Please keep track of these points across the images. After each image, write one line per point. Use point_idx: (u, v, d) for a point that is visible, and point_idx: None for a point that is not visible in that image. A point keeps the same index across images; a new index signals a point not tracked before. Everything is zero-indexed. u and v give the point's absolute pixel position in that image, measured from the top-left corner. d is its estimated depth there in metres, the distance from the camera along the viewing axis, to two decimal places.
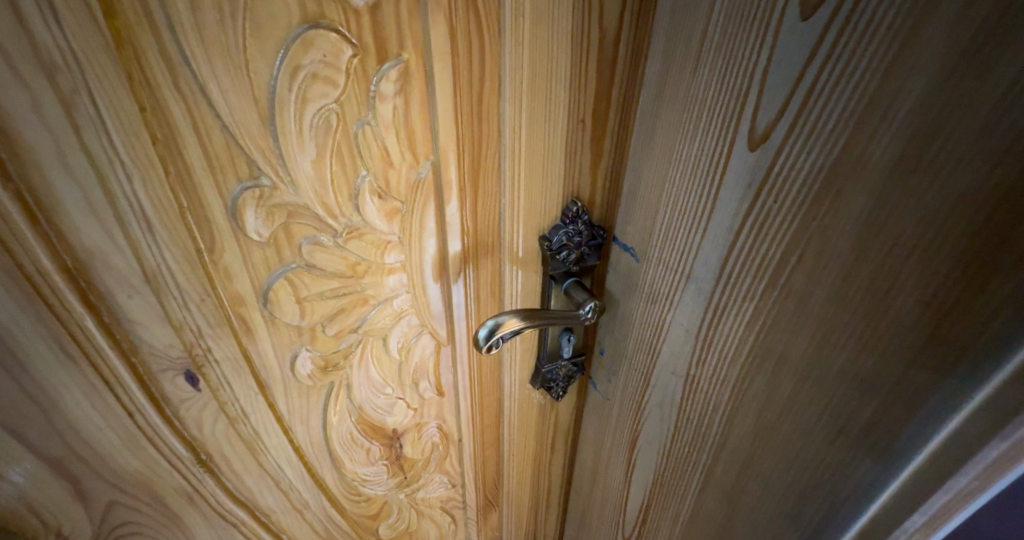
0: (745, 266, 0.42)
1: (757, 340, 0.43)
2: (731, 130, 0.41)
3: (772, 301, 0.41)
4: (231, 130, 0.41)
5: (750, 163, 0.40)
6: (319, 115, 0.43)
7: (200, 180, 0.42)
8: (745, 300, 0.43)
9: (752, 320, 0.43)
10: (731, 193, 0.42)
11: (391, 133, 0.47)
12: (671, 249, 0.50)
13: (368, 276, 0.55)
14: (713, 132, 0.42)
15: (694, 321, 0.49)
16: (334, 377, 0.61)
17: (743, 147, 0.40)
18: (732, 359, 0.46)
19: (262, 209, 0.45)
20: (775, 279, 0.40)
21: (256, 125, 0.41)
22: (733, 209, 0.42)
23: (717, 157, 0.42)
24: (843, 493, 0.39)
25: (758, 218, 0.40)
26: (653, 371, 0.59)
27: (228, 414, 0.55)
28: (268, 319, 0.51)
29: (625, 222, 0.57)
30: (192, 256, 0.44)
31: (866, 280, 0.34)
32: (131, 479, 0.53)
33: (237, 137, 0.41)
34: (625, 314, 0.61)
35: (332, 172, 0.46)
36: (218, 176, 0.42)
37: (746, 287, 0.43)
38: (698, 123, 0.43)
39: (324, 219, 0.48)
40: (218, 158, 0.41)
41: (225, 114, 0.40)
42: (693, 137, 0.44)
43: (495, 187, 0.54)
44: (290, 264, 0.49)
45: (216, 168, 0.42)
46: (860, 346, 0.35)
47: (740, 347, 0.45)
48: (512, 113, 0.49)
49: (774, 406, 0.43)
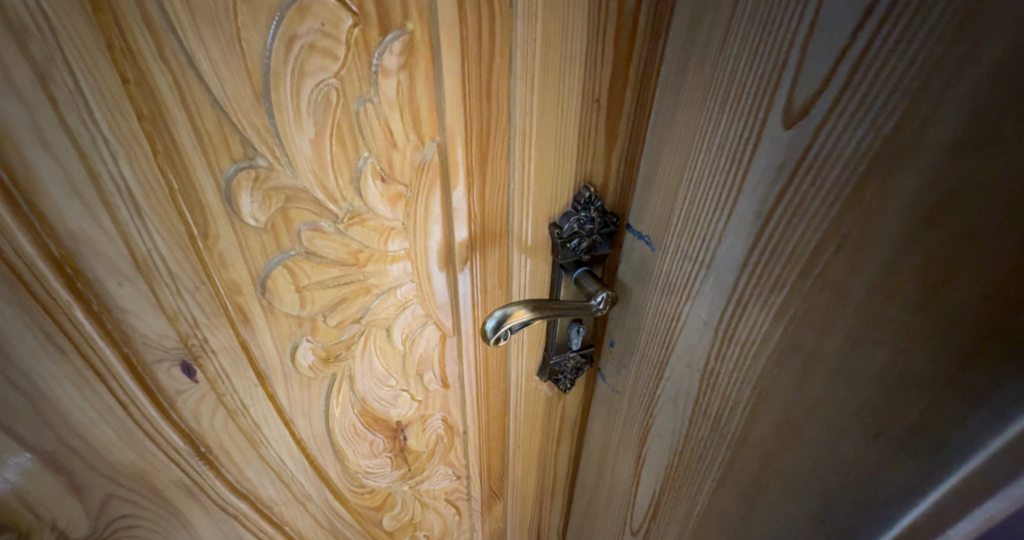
0: (773, 255, 0.40)
1: (784, 335, 0.40)
2: (761, 107, 0.38)
3: (804, 292, 0.38)
4: (223, 106, 0.38)
5: (782, 143, 0.37)
6: (318, 91, 0.41)
7: (192, 161, 0.39)
8: (773, 291, 0.40)
9: (780, 313, 0.40)
10: (759, 177, 0.39)
11: (395, 111, 0.44)
12: (689, 238, 0.47)
13: (371, 264, 0.53)
14: (741, 111, 0.39)
15: (714, 314, 0.47)
16: (336, 369, 0.59)
17: (775, 126, 0.38)
18: (756, 353, 0.43)
19: (258, 192, 0.42)
20: (809, 269, 0.37)
21: (251, 102, 0.39)
22: (761, 193, 0.39)
23: (745, 137, 0.40)
24: (880, 497, 0.36)
25: (790, 203, 0.38)
26: (666, 364, 0.57)
27: (227, 406, 0.54)
28: (266, 309, 0.49)
29: (639, 208, 0.54)
30: (185, 242, 0.42)
31: (913, 270, 0.32)
32: (127, 472, 0.51)
33: (230, 114, 0.39)
34: (638, 305, 0.58)
35: (332, 153, 0.44)
36: (211, 156, 0.40)
37: (773, 276, 0.40)
38: (723, 102, 0.41)
39: (324, 204, 0.46)
40: (210, 136, 0.39)
41: (217, 89, 0.38)
42: (717, 118, 0.41)
43: (503, 171, 0.51)
44: (289, 251, 0.47)
45: (207, 147, 0.39)
46: (906, 342, 0.33)
47: (766, 342, 0.42)
48: (522, 92, 0.46)
49: (802, 405, 0.40)
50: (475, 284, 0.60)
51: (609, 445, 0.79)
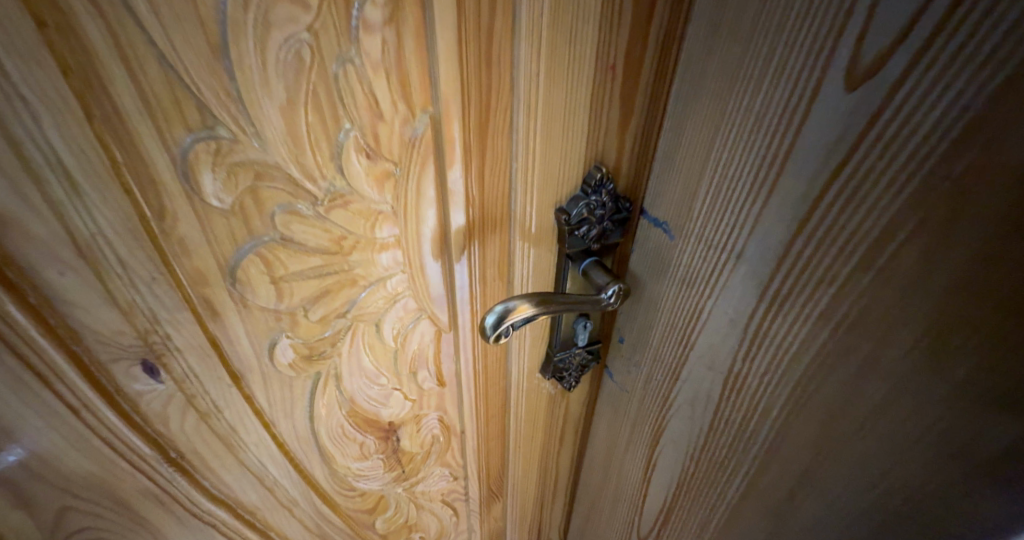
0: (823, 244, 0.34)
1: (833, 337, 0.35)
2: (807, 69, 0.32)
3: (861, 288, 0.33)
4: (172, 64, 0.33)
5: (840, 111, 0.31)
6: (288, 48, 0.35)
7: (138, 129, 0.34)
8: (820, 286, 0.35)
9: (828, 312, 0.35)
10: (807, 153, 0.33)
11: (381, 76, 0.39)
12: (716, 226, 0.41)
13: (356, 253, 0.47)
14: (787, 75, 0.33)
15: (743, 311, 0.41)
16: (320, 367, 0.53)
17: (831, 91, 0.31)
18: (796, 356, 0.38)
19: (221, 169, 0.37)
20: (866, 260, 0.32)
21: (207, 59, 0.33)
22: (808, 173, 0.34)
23: (789, 107, 0.34)
24: (956, 526, 0.31)
25: (850, 184, 0.32)
26: (682, 365, 0.51)
27: (198, 408, 0.48)
28: (238, 302, 0.44)
29: (656, 194, 0.48)
30: (136, 224, 0.36)
31: (1016, 264, 0.26)
32: (85, 482, 0.46)
33: (182, 74, 0.33)
34: (652, 299, 0.53)
35: (308, 123, 0.38)
36: (161, 124, 0.34)
37: (820, 269, 0.35)
38: (765, 65, 0.34)
39: (301, 183, 0.40)
40: (159, 100, 0.33)
41: (164, 44, 0.32)
42: (758, 86, 0.35)
43: (506, 148, 0.46)
44: (263, 237, 0.41)
45: (157, 114, 0.34)
46: (1000, 349, 0.28)
47: (808, 344, 0.37)
48: (526, 56, 0.41)
49: (852, 417, 0.35)
50: (472, 273, 0.54)
51: (616, 450, 0.73)
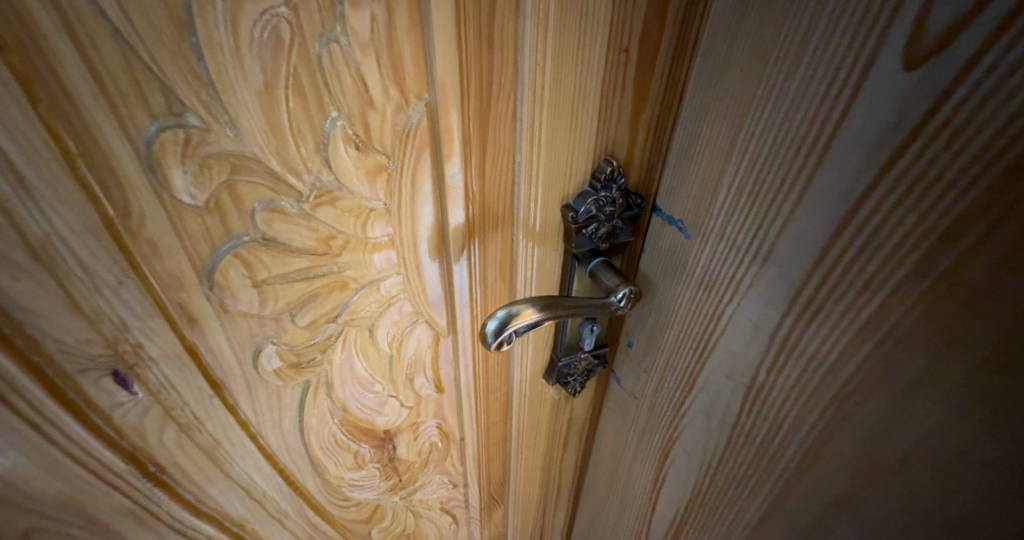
0: (867, 247, 0.30)
1: (878, 351, 0.31)
2: (854, 48, 0.29)
3: (916, 296, 0.29)
4: (131, 43, 0.29)
5: (896, 96, 0.27)
6: (264, 25, 0.31)
7: (95, 116, 0.30)
8: (862, 293, 0.31)
9: (873, 322, 0.31)
10: (851, 143, 0.30)
11: (371, 58, 0.35)
12: (741, 224, 0.38)
13: (347, 254, 0.43)
14: (831, 56, 0.30)
15: (771, 319, 0.37)
16: (309, 375, 0.50)
17: (884, 72, 0.28)
18: (832, 371, 0.34)
19: (192, 161, 0.33)
20: (922, 265, 0.28)
21: (171, 37, 0.30)
22: (852, 166, 0.30)
23: (828, 91, 0.30)
24: None
25: (906, 180, 0.28)
26: (698, 374, 0.47)
27: (177, 421, 0.45)
28: (217, 307, 0.40)
29: (673, 189, 0.44)
30: (97, 223, 0.33)
31: None
32: (54, 502, 0.43)
33: (142, 54, 0.29)
34: (665, 302, 0.49)
35: (289, 111, 0.34)
36: (122, 111, 0.30)
37: (862, 273, 0.31)
38: (805, 45, 0.30)
39: (284, 177, 0.36)
40: (117, 83, 0.30)
41: (120, 19, 0.28)
42: (796, 68, 0.31)
43: (508, 139, 0.43)
44: (242, 237, 0.37)
45: (116, 98, 0.30)
46: None
47: (847, 357, 0.33)
48: (531, 37, 0.38)
49: (900, 439, 0.31)
50: (472, 274, 0.51)
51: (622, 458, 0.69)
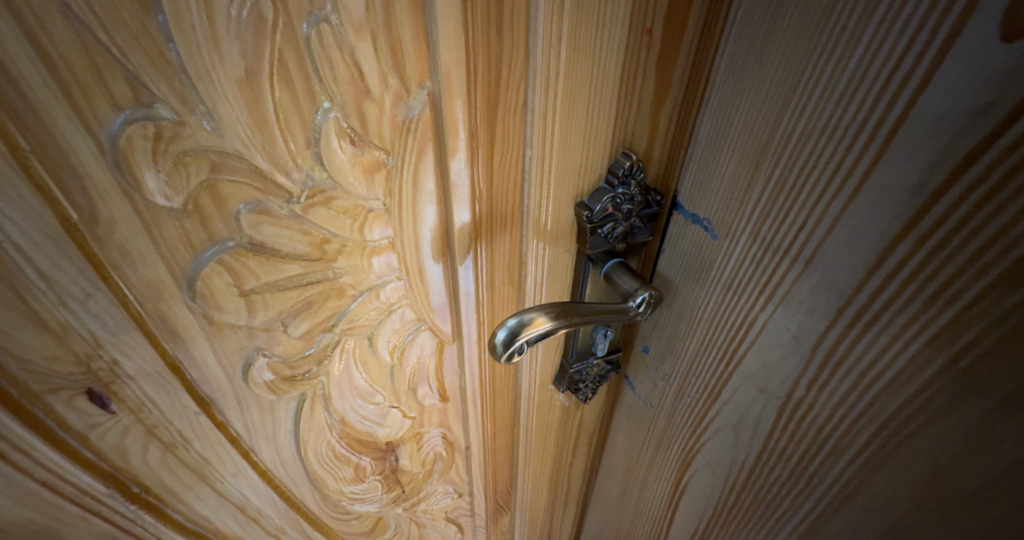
0: (937, 251, 0.26)
1: (950, 369, 0.27)
2: (930, 19, 0.25)
3: (1001, 311, 0.25)
4: (86, 24, 0.25)
5: (988, 75, 0.23)
6: (243, 2, 0.27)
7: (49, 108, 0.26)
8: (928, 302, 0.27)
9: (944, 338, 0.27)
10: (923, 132, 0.26)
11: (367, 41, 0.31)
12: (779, 225, 0.34)
13: (342, 259, 0.40)
14: (901, 30, 0.26)
15: (813, 330, 0.34)
16: (305, 389, 0.46)
17: (970, 47, 0.24)
18: (890, 389, 0.30)
19: (165, 159, 0.29)
20: (1012, 274, 0.24)
21: (135, 16, 0.26)
22: (924, 158, 0.26)
23: (895, 70, 0.26)
24: None
25: (993, 175, 0.24)
26: (722, 386, 0.44)
27: (162, 440, 0.41)
28: (201, 320, 0.36)
29: (699, 186, 0.41)
30: (58, 229, 0.29)
31: None
32: (27, 530, 0.39)
33: (101, 35, 0.26)
34: (685, 307, 0.45)
35: (276, 101, 0.31)
36: (81, 101, 0.27)
37: (929, 280, 0.27)
38: (868, 18, 0.27)
39: (271, 176, 0.33)
40: (73, 70, 0.26)
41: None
42: (855, 45, 0.27)
43: (518, 132, 0.39)
44: (227, 242, 0.34)
45: (73, 87, 0.26)
46: None
47: (909, 375, 0.29)
48: (545, 18, 0.34)
49: (980, 469, 0.28)
50: (479, 278, 0.47)
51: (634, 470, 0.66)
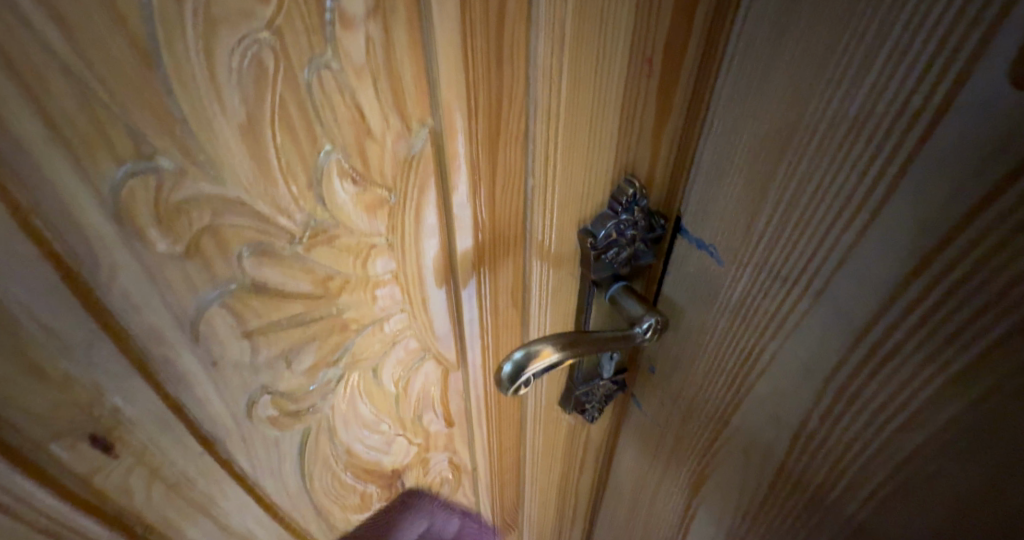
0: (953, 291, 0.26)
1: (976, 411, 0.27)
2: (941, 60, 0.24)
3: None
4: (83, 78, 0.24)
5: (997, 115, 0.23)
6: (244, 52, 0.27)
7: (49, 163, 0.25)
8: (947, 342, 0.27)
9: (967, 377, 0.27)
10: (937, 170, 0.25)
11: (367, 84, 0.31)
12: (788, 254, 0.33)
13: (345, 295, 0.40)
14: (910, 68, 0.25)
15: (826, 361, 0.33)
16: (308, 421, 0.46)
17: (984, 88, 0.23)
18: (907, 427, 0.30)
19: (167, 208, 0.28)
20: None
21: (135, 69, 0.24)
22: (939, 197, 0.25)
23: (902, 108, 0.26)
24: None
25: (1011, 217, 0.23)
26: (732, 412, 0.43)
27: (165, 480, 0.40)
28: (204, 361, 0.36)
29: (703, 212, 0.39)
30: (60, 284, 0.28)
31: None
32: None
33: (100, 90, 0.24)
34: (691, 332, 0.45)
35: (277, 146, 0.30)
36: (80, 155, 0.25)
37: (946, 319, 0.27)
38: (874, 55, 0.26)
39: (273, 219, 0.33)
40: (73, 124, 0.24)
41: (67, 49, 0.23)
42: (862, 80, 0.27)
43: (520, 161, 0.39)
44: (229, 284, 0.34)
45: (72, 142, 0.25)
46: None
47: (931, 414, 0.29)
48: (544, 51, 0.34)
49: (1008, 511, 0.27)
50: (482, 302, 0.49)
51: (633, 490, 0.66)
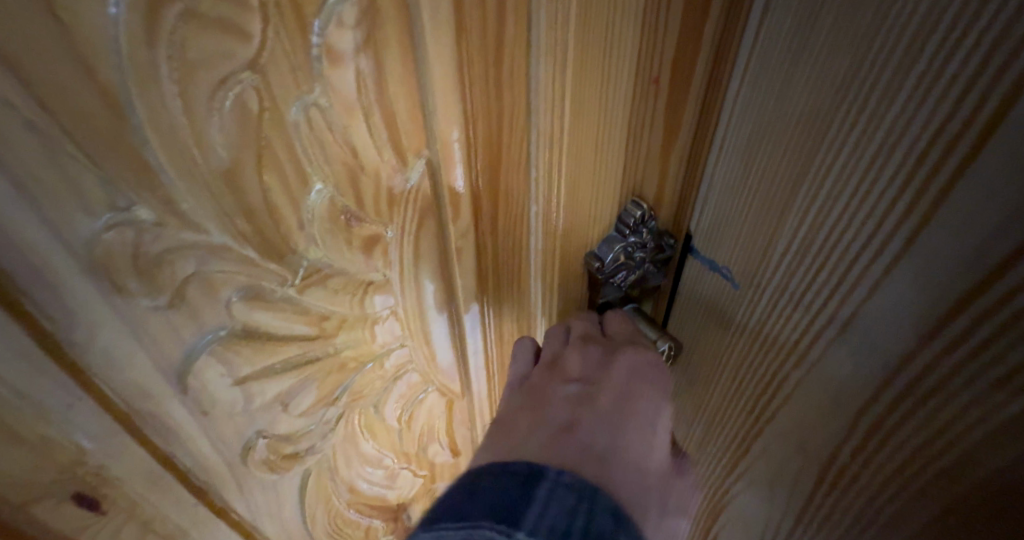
0: (998, 334, 0.24)
1: None
2: (969, 100, 0.21)
3: None
4: (46, 136, 0.21)
5: None
6: (225, 95, 0.24)
7: (15, 224, 0.22)
8: (996, 386, 0.25)
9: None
10: (976, 206, 0.23)
11: (360, 118, 0.29)
12: (808, 282, 0.32)
13: (343, 333, 0.38)
14: (940, 98, 0.22)
15: (858, 394, 0.31)
16: (308, 462, 0.44)
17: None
18: (961, 465, 0.28)
19: (146, 262, 0.26)
20: None
21: (104, 120, 0.22)
22: (984, 231, 0.23)
23: (932, 141, 0.23)
24: None
25: None
26: (751, 439, 0.41)
27: (160, 532, 0.37)
28: (194, 413, 0.34)
29: (714, 232, 0.37)
30: (33, 348, 0.26)
31: None
32: None
33: (66, 143, 0.22)
34: (702, 358, 0.43)
35: (264, 188, 0.28)
36: (49, 213, 0.23)
37: (996, 357, 0.25)
38: (898, 83, 0.23)
39: (261, 262, 0.31)
40: (40, 183, 0.22)
41: (28, 107, 0.20)
42: (886, 108, 0.24)
43: (522, 190, 0.37)
44: (219, 330, 0.32)
45: (39, 201, 0.22)
46: None
47: (986, 453, 0.27)
48: (546, 77, 0.32)
49: None
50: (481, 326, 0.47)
51: None
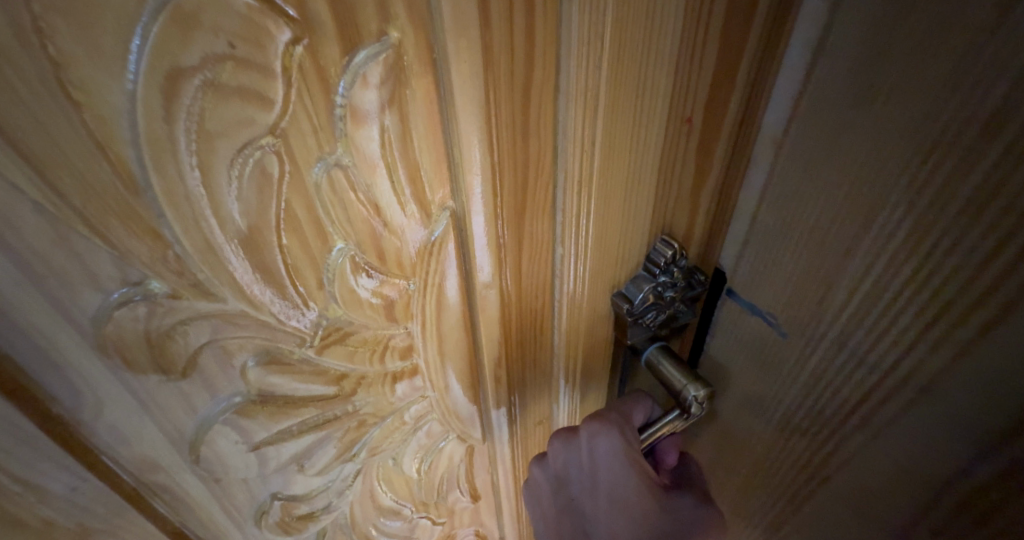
0: None
1: None
2: None
3: None
4: (55, 211, 0.20)
5: None
6: (245, 161, 0.23)
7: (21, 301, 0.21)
8: None
9: None
10: None
11: (383, 174, 0.28)
12: (872, 337, 0.30)
13: (362, 390, 0.36)
14: None
15: (942, 465, 0.29)
16: (323, 521, 0.42)
17: None
18: None
19: (156, 334, 0.25)
20: None
21: (116, 194, 0.21)
22: None
23: None
24: None
25: None
26: (803, 501, 0.39)
27: None
28: (204, 480, 0.32)
29: (759, 274, 0.36)
30: (33, 428, 0.24)
31: None
32: None
33: (75, 217, 0.20)
34: (742, 409, 0.41)
35: (283, 251, 0.26)
36: (56, 289, 0.22)
37: None
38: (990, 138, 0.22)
39: (278, 326, 0.29)
40: (47, 259, 0.21)
41: (36, 184, 0.19)
42: (974, 162, 0.23)
43: (547, 234, 0.35)
44: (233, 398, 0.30)
45: (48, 277, 0.21)
46: None
47: None
48: (574, 122, 0.30)
49: None
50: (498, 382, 0.44)
51: None
